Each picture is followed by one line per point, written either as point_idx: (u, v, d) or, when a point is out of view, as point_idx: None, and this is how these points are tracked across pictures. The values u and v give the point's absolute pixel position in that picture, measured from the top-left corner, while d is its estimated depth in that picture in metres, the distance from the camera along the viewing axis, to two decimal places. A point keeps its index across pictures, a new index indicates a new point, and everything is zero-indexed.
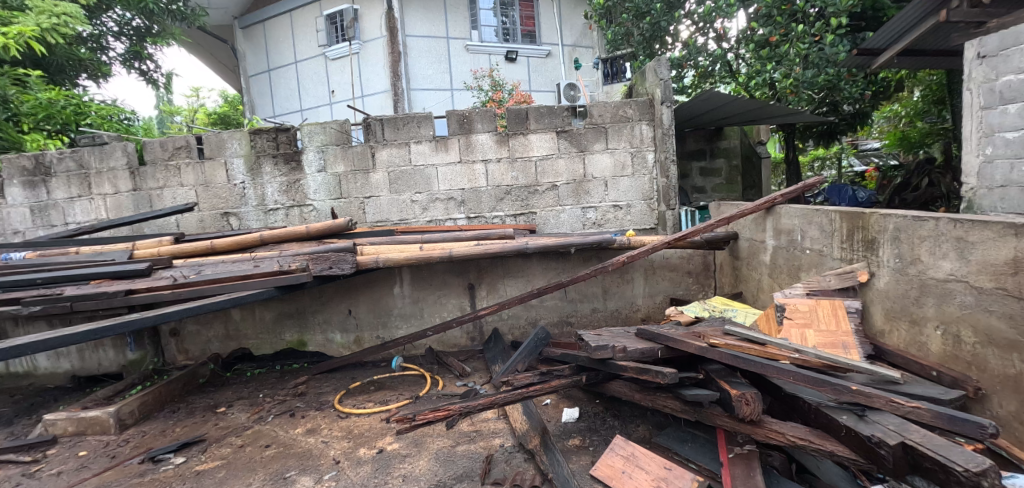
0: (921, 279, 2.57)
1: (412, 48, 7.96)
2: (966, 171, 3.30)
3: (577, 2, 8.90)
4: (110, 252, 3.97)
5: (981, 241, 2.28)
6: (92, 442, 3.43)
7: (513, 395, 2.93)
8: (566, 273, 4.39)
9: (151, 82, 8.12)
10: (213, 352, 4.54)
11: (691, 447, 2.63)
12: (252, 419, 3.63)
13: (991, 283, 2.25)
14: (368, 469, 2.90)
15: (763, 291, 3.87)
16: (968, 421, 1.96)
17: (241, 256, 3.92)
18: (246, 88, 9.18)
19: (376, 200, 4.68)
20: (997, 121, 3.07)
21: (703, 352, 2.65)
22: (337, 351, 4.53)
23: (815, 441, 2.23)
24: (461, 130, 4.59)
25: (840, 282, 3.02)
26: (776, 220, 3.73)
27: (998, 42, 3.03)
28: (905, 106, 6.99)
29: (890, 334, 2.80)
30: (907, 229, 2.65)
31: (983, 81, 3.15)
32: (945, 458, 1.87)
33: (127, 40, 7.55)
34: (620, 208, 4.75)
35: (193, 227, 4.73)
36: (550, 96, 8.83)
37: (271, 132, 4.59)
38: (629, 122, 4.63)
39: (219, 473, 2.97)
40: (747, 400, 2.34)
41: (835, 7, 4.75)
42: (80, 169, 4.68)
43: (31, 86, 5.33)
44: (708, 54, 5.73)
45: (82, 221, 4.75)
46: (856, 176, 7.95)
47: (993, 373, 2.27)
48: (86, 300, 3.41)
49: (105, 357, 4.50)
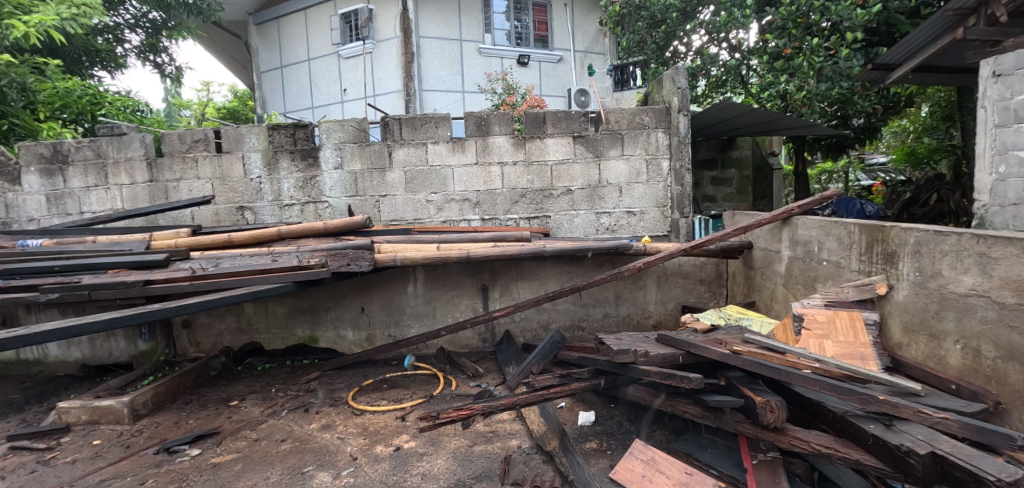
0: (941, 293, 2.61)
1: (425, 49, 7.97)
2: (979, 188, 3.34)
3: (590, 9, 8.96)
4: (127, 242, 3.97)
5: (1004, 257, 2.30)
6: (105, 431, 3.43)
7: (533, 396, 2.95)
8: (580, 277, 4.40)
9: (164, 75, 8.12)
10: (224, 345, 4.53)
11: (711, 453, 2.66)
12: (266, 413, 3.63)
13: (1013, 298, 2.27)
14: (385, 466, 2.90)
15: (778, 300, 3.90)
16: (998, 433, 2.00)
17: (258, 250, 3.93)
18: (258, 84, 9.20)
19: (391, 199, 4.69)
20: (1011, 139, 3.12)
21: (726, 359, 2.70)
22: (348, 349, 4.53)
23: (839, 449, 2.27)
24: (478, 132, 4.61)
25: (858, 294, 3.04)
26: (792, 230, 3.76)
27: (1014, 61, 3.07)
28: (914, 121, 7.07)
29: (908, 347, 2.83)
30: (928, 243, 2.68)
31: (997, 100, 3.18)
32: (976, 467, 1.89)
33: (142, 32, 7.58)
34: (634, 214, 4.78)
35: (208, 220, 4.73)
36: (561, 101, 8.89)
37: (289, 128, 4.62)
38: (646, 129, 4.67)
39: (235, 466, 2.96)
40: (771, 408, 2.36)
41: (851, 22, 4.81)
42: (97, 158, 4.68)
43: (49, 75, 5.33)
44: (720, 65, 5.73)
45: (97, 211, 4.75)
46: (863, 191, 8.01)
47: (1014, 388, 2.29)
48: (106, 289, 3.43)
49: (116, 346, 4.48)
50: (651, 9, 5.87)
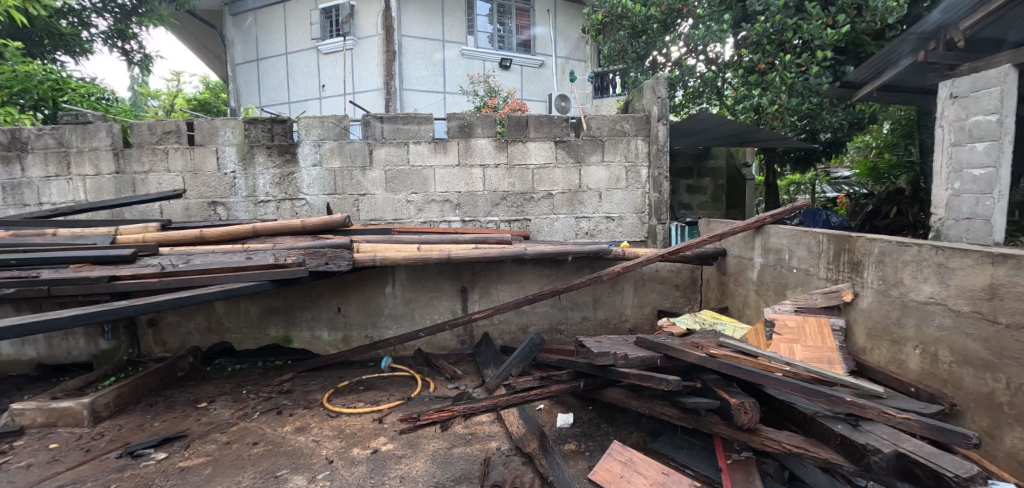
0: (903, 301, 2.74)
1: (407, 49, 7.91)
2: (936, 202, 3.54)
3: (572, 17, 9.13)
4: (91, 236, 3.81)
5: (961, 267, 2.43)
6: (63, 435, 3.26)
7: (514, 398, 2.96)
8: (560, 280, 4.44)
9: (132, 63, 7.79)
10: (192, 345, 4.38)
11: (687, 453, 2.74)
12: (237, 415, 3.52)
13: (968, 306, 2.40)
14: (362, 469, 2.85)
15: (750, 306, 4.02)
16: (955, 432, 2.09)
17: (232, 247, 3.83)
18: (231, 76, 8.94)
19: (371, 198, 4.63)
20: (965, 157, 3.31)
21: (702, 362, 2.76)
22: (323, 350, 4.45)
23: (810, 448, 2.36)
24: (461, 133, 4.61)
25: (825, 300, 3.17)
26: (765, 239, 3.89)
27: (969, 84, 3.31)
28: (876, 138, 7.41)
29: (871, 351, 2.96)
30: (891, 253, 2.82)
31: (954, 120, 3.40)
32: (936, 465, 2.01)
33: (110, 17, 7.29)
34: (613, 219, 4.85)
35: (177, 215, 4.57)
36: (541, 106, 8.97)
37: (266, 123, 4.51)
38: (626, 136, 4.75)
39: (205, 471, 2.86)
40: (745, 409, 2.43)
41: (821, 40, 5.01)
42: (59, 146, 4.46)
43: (8, 57, 5.05)
44: (698, 76, 5.90)
45: (58, 203, 4.53)
46: (829, 202, 8.34)
47: (968, 390, 2.42)
48: (67, 284, 3.27)
49: (75, 345, 4.27)
50: (632, 18, 5.92)
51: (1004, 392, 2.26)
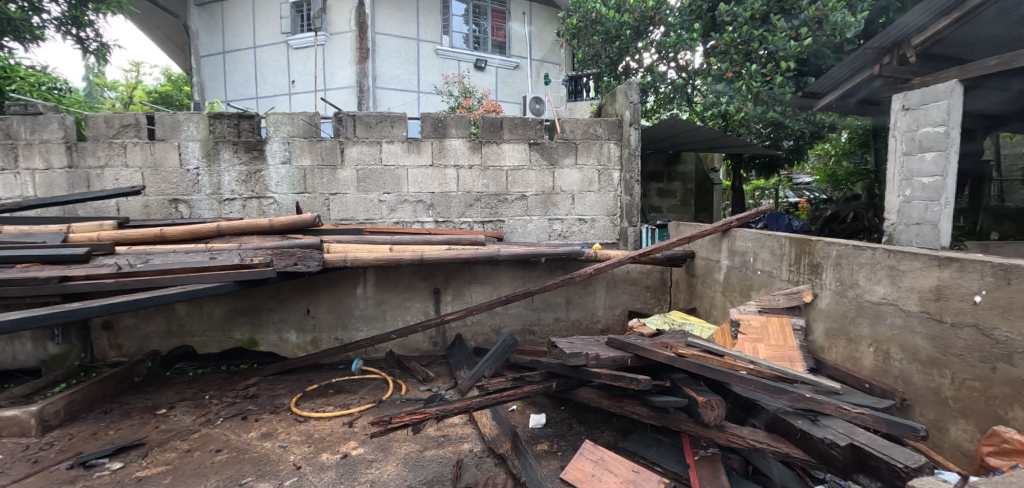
0: (859, 301, 2.87)
1: (380, 46, 7.79)
2: (889, 208, 3.72)
3: (548, 20, 9.19)
4: (40, 234, 3.61)
5: (911, 270, 2.56)
6: (7, 445, 3.08)
7: (487, 399, 2.95)
8: (533, 282, 4.46)
9: (87, 52, 7.42)
10: (152, 349, 4.21)
11: (656, 451, 2.79)
12: (198, 422, 3.40)
13: (917, 306, 2.54)
14: (332, 474, 2.80)
15: (716, 306, 4.13)
16: (905, 424, 2.20)
17: (195, 247, 3.69)
18: (194, 69, 8.61)
19: (342, 197, 4.55)
20: (915, 166, 3.49)
21: (671, 361, 2.82)
22: (291, 352, 4.34)
23: (772, 444, 2.45)
24: (435, 133, 4.58)
25: (787, 301, 3.30)
26: (731, 242, 4.01)
27: (919, 97, 3.49)
28: (835, 146, 7.75)
29: (830, 350, 3.09)
30: (848, 256, 2.94)
31: (906, 131, 3.59)
32: (887, 457, 2.14)
33: (64, 3, 6.89)
34: (585, 221, 4.91)
35: (136, 212, 4.38)
36: (516, 108, 9.01)
37: (233, 118, 4.37)
38: (598, 140, 4.81)
39: (164, 480, 2.75)
40: (712, 406, 2.50)
41: (784, 52, 5.16)
42: (6, 138, 4.21)
43: None
44: (669, 82, 6.03)
45: (3, 198, 4.27)
46: (791, 207, 8.67)
47: (917, 386, 2.55)
48: (13, 286, 3.07)
49: (21, 350, 4.03)
50: (606, 23, 5.97)
51: (949, 387, 2.40)
